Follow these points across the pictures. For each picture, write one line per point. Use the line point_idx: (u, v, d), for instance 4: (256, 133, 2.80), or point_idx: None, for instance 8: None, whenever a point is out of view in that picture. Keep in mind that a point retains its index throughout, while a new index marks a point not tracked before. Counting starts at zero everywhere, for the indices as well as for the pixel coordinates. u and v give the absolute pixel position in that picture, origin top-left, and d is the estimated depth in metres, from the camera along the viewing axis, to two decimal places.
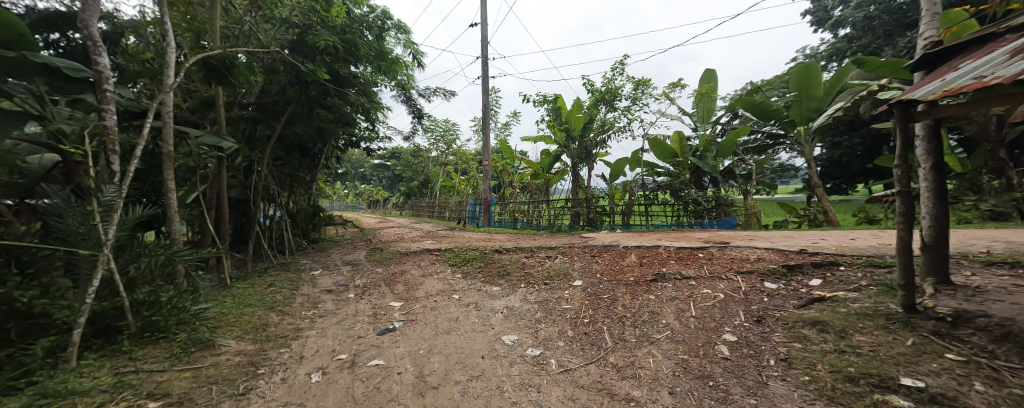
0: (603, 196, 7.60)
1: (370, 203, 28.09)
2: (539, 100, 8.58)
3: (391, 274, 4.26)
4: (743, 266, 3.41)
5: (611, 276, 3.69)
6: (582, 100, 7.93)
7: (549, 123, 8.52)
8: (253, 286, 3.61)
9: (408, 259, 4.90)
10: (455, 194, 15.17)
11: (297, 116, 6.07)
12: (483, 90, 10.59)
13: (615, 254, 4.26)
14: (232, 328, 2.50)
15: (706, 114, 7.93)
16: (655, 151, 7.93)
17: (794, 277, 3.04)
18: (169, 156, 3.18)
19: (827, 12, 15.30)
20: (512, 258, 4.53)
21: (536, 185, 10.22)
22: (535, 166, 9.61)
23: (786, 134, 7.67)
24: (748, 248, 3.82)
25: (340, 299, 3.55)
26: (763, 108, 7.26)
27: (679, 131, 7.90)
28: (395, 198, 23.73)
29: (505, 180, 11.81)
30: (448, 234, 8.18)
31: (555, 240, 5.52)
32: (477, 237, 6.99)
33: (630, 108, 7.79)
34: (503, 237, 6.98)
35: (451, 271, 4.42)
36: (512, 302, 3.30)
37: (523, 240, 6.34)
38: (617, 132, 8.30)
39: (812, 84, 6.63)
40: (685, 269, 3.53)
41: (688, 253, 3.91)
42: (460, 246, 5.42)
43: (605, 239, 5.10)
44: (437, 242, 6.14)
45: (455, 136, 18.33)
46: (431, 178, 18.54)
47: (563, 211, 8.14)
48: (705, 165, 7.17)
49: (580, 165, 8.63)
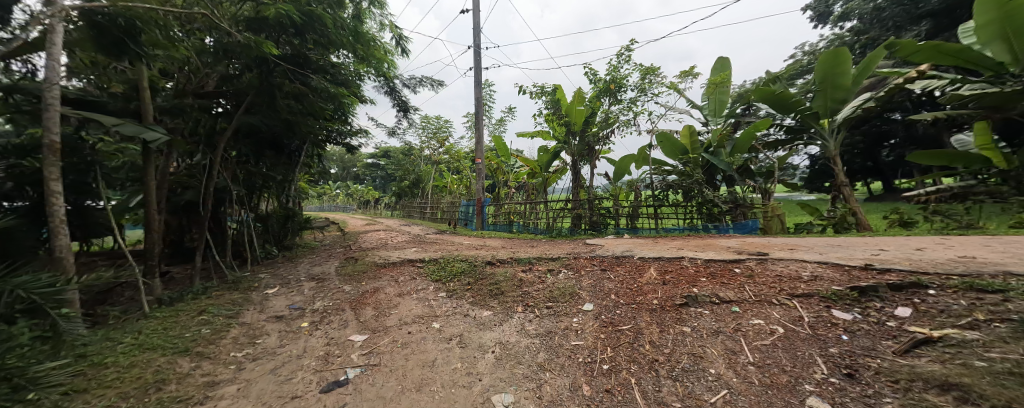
0: (607, 197, 6.91)
1: (361, 203, 27.18)
2: (536, 92, 7.85)
3: (360, 293, 3.53)
4: (795, 286, 2.72)
5: (630, 298, 2.99)
6: (583, 90, 7.20)
7: (547, 117, 7.80)
8: (177, 314, 2.84)
9: (385, 272, 4.17)
10: (447, 194, 14.43)
11: (259, 106, 5.30)
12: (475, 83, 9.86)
13: (630, 268, 3.55)
14: (105, 393, 1.76)
15: (718, 106, 7.29)
16: (664, 148, 7.26)
17: (872, 305, 2.35)
18: (52, 148, 2.48)
19: (829, 7, 14.80)
20: (508, 272, 3.82)
21: (533, 185, 9.49)
22: (532, 164, 8.88)
23: (807, 128, 7.01)
24: (795, 262, 3.14)
25: (291, 330, 2.81)
26: (783, 98, 6.60)
27: (689, 125, 7.26)
28: (386, 198, 22.89)
29: (500, 180, 11.07)
30: (438, 239, 7.46)
31: (557, 249, 4.80)
32: (470, 242, 6.31)
33: (636, 99, 7.08)
34: (497, 243, 6.24)
35: (434, 289, 3.69)
36: (507, 336, 2.58)
37: (519, 247, 5.64)
38: (622, 126, 7.61)
39: (838, 73, 6.06)
40: (721, 289, 2.85)
41: (720, 267, 3.22)
42: (447, 255, 4.70)
43: (614, 247, 4.39)
44: (423, 250, 5.41)
45: (448, 133, 17.61)
46: (422, 178, 17.76)
47: (563, 214, 7.44)
48: (721, 163, 6.50)
49: (581, 163, 7.92)
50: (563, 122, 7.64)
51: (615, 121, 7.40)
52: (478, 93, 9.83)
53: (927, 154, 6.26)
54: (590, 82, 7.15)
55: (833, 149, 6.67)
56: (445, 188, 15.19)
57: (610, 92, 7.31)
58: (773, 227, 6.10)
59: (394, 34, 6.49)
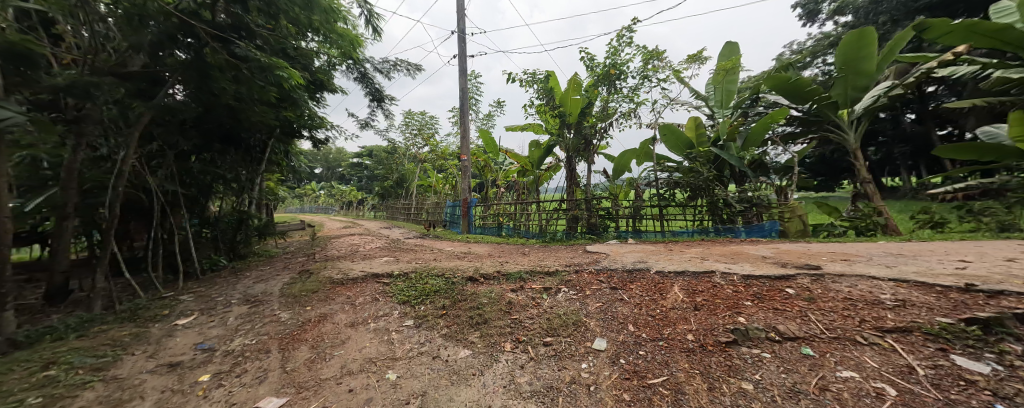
0: (606, 197, 6.19)
1: (343, 204, 26.00)
2: (526, 81, 7.06)
3: (297, 324, 2.68)
4: (878, 317, 2.02)
5: (656, 332, 2.25)
6: (580, 77, 6.46)
7: (539, 108, 7.03)
8: (8, 369, 1.95)
9: (340, 291, 3.34)
10: (432, 194, 13.61)
11: (192, 87, 4.37)
12: (460, 72, 9.02)
13: (649, 287, 2.81)
14: None
15: (726, 96, 6.69)
16: (668, 142, 6.64)
17: (1010, 348, 1.64)
18: None
19: (818, 4, 14.39)
20: (495, 291, 3.03)
21: (523, 185, 8.73)
22: (523, 161, 8.13)
23: (823, 119, 6.43)
24: (861, 280, 2.45)
25: (178, 390, 1.94)
26: (799, 86, 6.03)
27: (696, 117, 6.63)
28: (370, 198, 21.82)
29: (488, 179, 10.27)
30: (418, 245, 6.63)
31: (553, 259, 4.04)
32: (453, 249, 5.51)
33: (638, 87, 6.37)
34: (483, 250, 5.45)
35: (399, 316, 2.87)
36: (489, 398, 1.78)
37: (509, 255, 4.87)
38: (621, 118, 6.91)
39: (861, 56, 5.51)
40: (777, 320, 2.14)
41: (765, 286, 2.54)
42: (422, 268, 3.90)
43: (622, 257, 3.66)
44: (396, 260, 4.60)
45: (434, 130, 16.73)
46: (406, 177, 16.85)
47: (558, 215, 6.69)
48: (732, 158, 5.85)
49: (577, 160, 7.19)
50: (556, 113, 6.88)
51: (614, 113, 6.69)
52: (463, 84, 9.01)
53: (955, 147, 5.79)
54: (586, 69, 6.41)
55: (853, 143, 6.11)
56: (430, 188, 14.35)
57: (608, 80, 6.59)
58: (792, 229, 5.47)
59: (363, 9, 5.62)
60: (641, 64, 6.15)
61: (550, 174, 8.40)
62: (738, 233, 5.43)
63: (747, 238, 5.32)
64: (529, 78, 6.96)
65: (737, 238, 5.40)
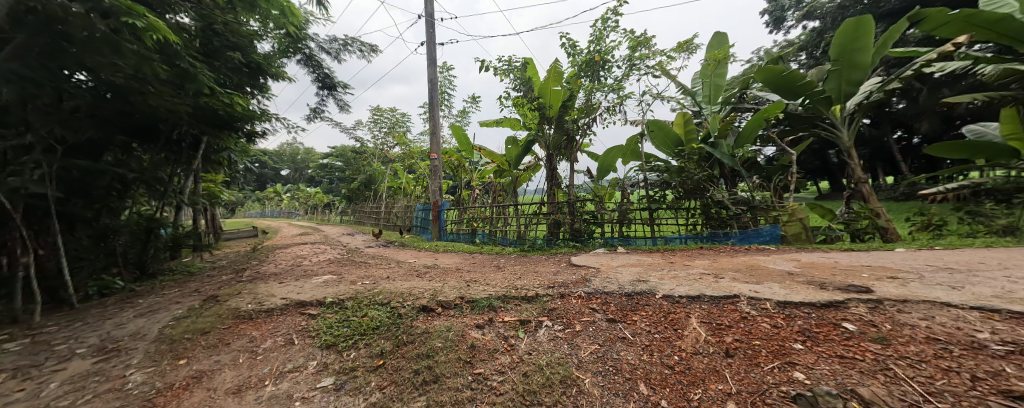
0: (591, 199, 5.58)
1: (308, 207, 24.27)
2: (501, 69, 6.32)
3: (145, 396, 1.76)
4: (999, 375, 1.39)
5: (680, 398, 1.54)
6: (560, 65, 5.80)
7: (516, 100, 6.30)
8: None
9: (241, 331, 2.43)
10: (402, 196, 12.63)
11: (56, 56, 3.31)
12: (428, 62, 8.16)
13: (659, 320, 2.13)
14: None
15: (714, 90, 6.28)
16: (655, 139, 6.12)
17: None
18: None
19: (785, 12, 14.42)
20: (453, 329, 2.23)
21: (500, 186, 7.99)
22: (499, 160, 7.42)
23: (814, 117, 6.12)
24: (936, 310, 1.85)
25: None
26: (791, 80, 5.66)
27: (685, 113, 6.16)
28: (337, 201, 20.39)
29: (462, 180, 9.41)
30: (377, 256, 5.72)
31: (531, 277, 3.30)
32: (415, 263, 4.67)
33: (624, 77, 5.77)
34: (450, 263, 4.65)
35: (319, 369, 2.04)
36: None
37: (479, 270, 4.10)
38: (606, 113, 6.32)
39: (857, 48, 5.20)
40: (853, 379, 1.47)
41: (812, 320, 1.90)
42: (366, 291, 3.04)
43: (617, 275, 2.98)
44: (338, 279, 3.72)
45: (405, 128, 15.69)
46: (374, 178, 15.73)
47: (538, 220, 6.02)
48: (726, 157, 5.34)
49: (558, 159, 6.53)
50: (536, 106, 6.19)
51: (598, 106, 6.07)
52: (432, 75, 8.15)
53: (944, 146, 5.67)
54: (568, 56, 5.76)
55: (847, 141, 5.77)
56: (400, 190, 13.34)
57: (592, 70, 5.97)
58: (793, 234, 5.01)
59: None
60: (628, 52, 5.56)
61: (529, 174, 7.70)
62: (735, 240, 4.93)
63: (745, 244, 4.83)
64: (505, 66, 6.23)
65: (734, 245, 4.89)
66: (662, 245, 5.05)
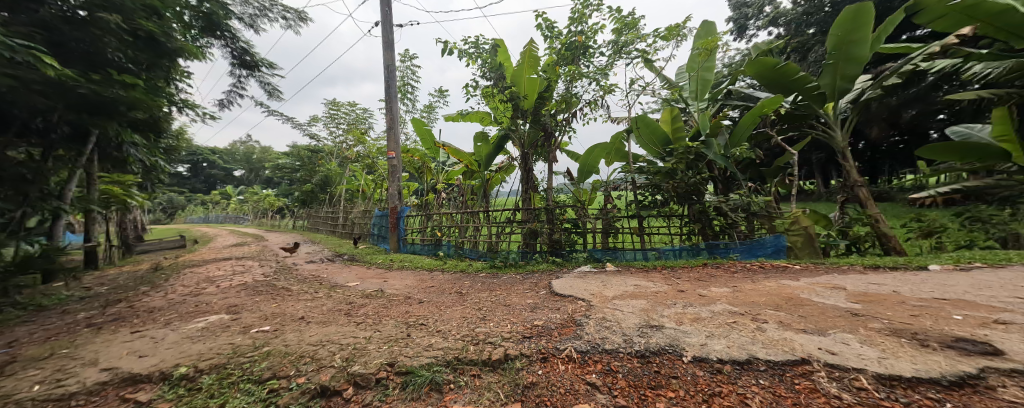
0: (572, 205, 4.80)
1: (259, 212, 22.08)
2: (468, 53, 5.41)
3: None
4: None
5: None
6: (536, 49, 4.99)
7: (485, 90, 5.43)
8: None
9: None
10: (361, 201, 11.38)
11: None
12: (384, 46, 7.08)
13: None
14: None
15: (702, 86, 5.76)
16: (641, 137, 5.44)
17: None
18: None
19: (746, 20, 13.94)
20: None
21: (469, 189, 7.05)
22: (468, 160, 6.52)
23: (805, 115, 5.69)
24: None
25: None
26: (784, 74, 5.18)
27: (672, 108, 5.53)
28: (291, 205, 18.54)
29: (426, 182, 8.36)
30: (312, 277, 4.59)
31: (500, 317, 2.42)
32: (355, 290, 3.64)
33: (609, 64, 5.03)
34: (398, 289, 3.67)
35: None
36: None
37: (434, 299, 3.18)
38: (588, 107, 5.57)
39: (856, 39, 4.77)
40: None
41: None
42: (250, 352, 2.02)
43: (618, 317, 2.15)
44: (228, 323, 2.63)
45: (365, 125, 14.33)
46: (331, 180, 14.25)
47: (512, 229, 5.20)
48: (720, 157, 4.73)
49: (534, 159, 5.73)
50: (508, 97, 5.34)
51: (578, 99, 5.31)
52: (388, 61, 7.07)
53: (935, 148, 5.39)
54: (544, 39, 4.97)
55: (841, 142, 5.38)
56: (359, 193, 12.05)
57: (572, 57, 5.21)
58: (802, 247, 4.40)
59: None
60: (614, 35, 4.83)
61: (502, 176, 6.82)
62: (738, 254, 4.28)
63: (749, 259, 4.20)
64: (472, 50, 5.33)
65: (737, 261, 4.25)
66: (658, 261, 4.34)
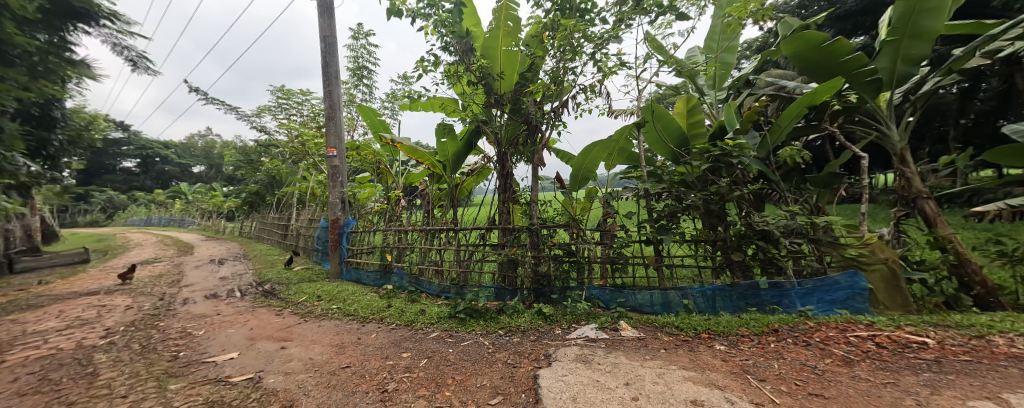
0: (563, 225, 3.47)
1: (207, 214, 19.72)
2: (424, 13, 3.94)
3: None
4: None
5: None
6: (516, 12, 3.63)
7: (448, 66, 4.00)
8: None
9: None
10: (312, 205, 9.66)
11: None
12: (322, 13, 5.48)
13: None
14: None
15: (721, 71, 4.62)
16: (651, 133, 4.11)
17: None
18: None
19: None
20: None
21: (433, 196, 5.59)
22: (429, 160, 5.08)
23: (850, 108, 4.51)
24: None
25: None
26: (833, 54, 3.99)
27: (688, 97, 4.27)
28: (241, 208, 16.39)
29: (383, 186, 6.81)
30: (177, 338, 3.03)
31: None
32: (205, 383, 2.15)
33: (614, 33, 3.69)
34: (286, 380, 2.20)
35: None
36: None
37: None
38: (584, 92, 4.23)
39: (930, 9, 3.60)
40: None
41: None
42: None
43: None
44: None
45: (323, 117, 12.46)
46: (282, 180, 12.37)
47: (484, 256, 3.85)
48: (756, 161, 3.25)
49: (514, 160, 4.35)
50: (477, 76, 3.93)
51: (571, 80, 3.95)
52: (327, 32, 5.49)
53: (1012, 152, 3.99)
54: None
55: (897, 142, 4.23)
56: (312, 197, 10.29)
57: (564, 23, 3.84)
58: (880, 284, 3.19)
59: None
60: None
61: (475, 181, 5.41)
62: (814, 309, 3.01)
63: (828, 316, 2.94)
64: (428, 9, 3.86)
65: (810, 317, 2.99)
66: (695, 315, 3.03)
